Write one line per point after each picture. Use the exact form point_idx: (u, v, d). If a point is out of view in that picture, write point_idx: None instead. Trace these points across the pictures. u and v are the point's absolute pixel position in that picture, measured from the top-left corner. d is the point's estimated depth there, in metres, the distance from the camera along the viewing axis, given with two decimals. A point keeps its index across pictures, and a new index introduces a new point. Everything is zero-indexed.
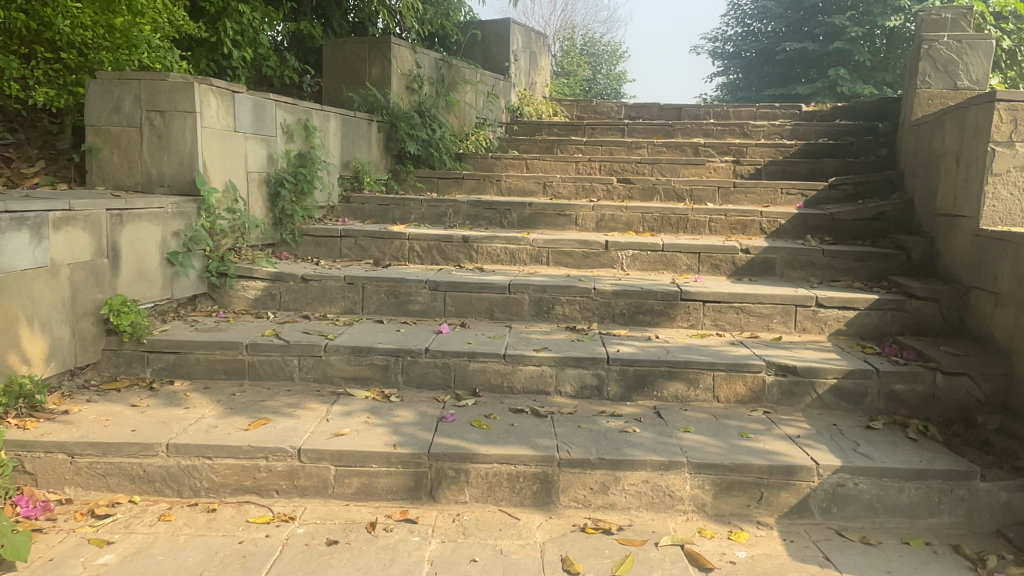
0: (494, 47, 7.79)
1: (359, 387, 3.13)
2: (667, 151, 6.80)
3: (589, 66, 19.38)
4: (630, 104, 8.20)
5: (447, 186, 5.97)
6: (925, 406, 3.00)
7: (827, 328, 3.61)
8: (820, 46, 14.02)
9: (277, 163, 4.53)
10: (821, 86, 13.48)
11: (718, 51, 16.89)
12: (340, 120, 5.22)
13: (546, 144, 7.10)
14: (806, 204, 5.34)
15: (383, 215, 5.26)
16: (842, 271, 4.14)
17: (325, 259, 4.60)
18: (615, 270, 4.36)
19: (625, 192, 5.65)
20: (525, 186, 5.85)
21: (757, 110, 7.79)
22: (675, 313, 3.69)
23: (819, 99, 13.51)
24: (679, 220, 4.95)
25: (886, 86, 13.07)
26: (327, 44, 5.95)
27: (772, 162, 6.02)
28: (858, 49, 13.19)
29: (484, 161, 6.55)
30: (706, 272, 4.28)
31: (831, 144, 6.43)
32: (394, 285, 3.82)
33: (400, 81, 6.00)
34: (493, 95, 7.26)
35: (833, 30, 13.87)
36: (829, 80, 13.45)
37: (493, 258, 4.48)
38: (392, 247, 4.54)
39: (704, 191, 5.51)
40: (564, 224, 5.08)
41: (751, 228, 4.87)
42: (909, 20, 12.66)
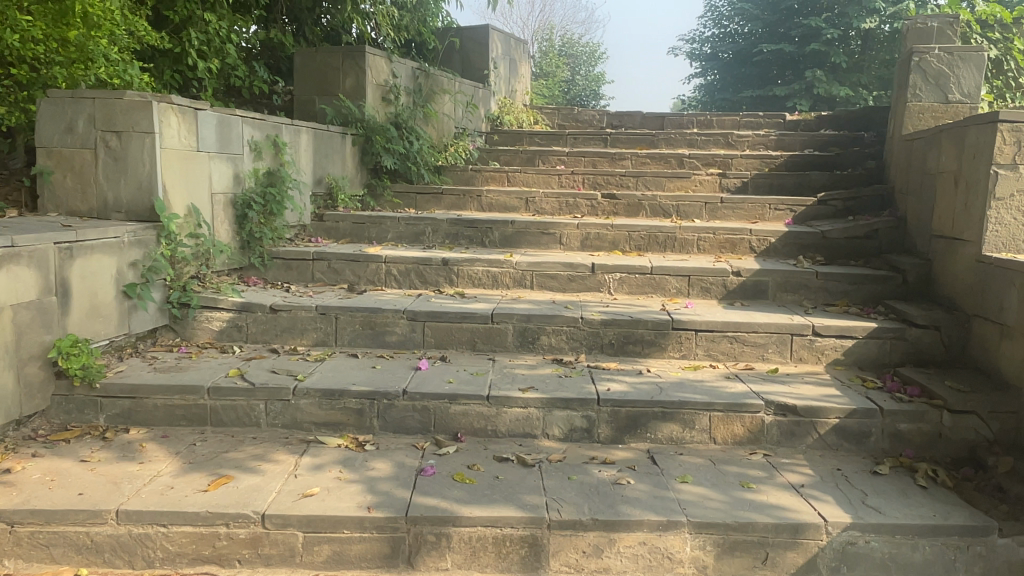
0: (474, 54, 7.59)
1: (332, 433, 2.91)
2: (652, 162, 6.65)
3: (567, 68, 19.26)
4: (612, 112, 8.04)
5: (426, 202, 5.76)
6: (931, 446, 2.85)
7: (824, 358, 3.46)
8: (797, 49, 14.00)
9: (244, 183, 4.29)
10: (799, 88, 13.47)
11: (696, 53, 16.83)
12: (312, 134, 4.99)
13: (527, 154, 6.91)
14: (795, 220, 5.21)
15: (358, 233, 5.04)
16: (836, 294, 3.99)
17: (296, 284, 4.37)
18: (602, 294, 4.18)
19: (609, 208, 5.48)
20: (507, 201, 5.66)
21: (740, 118, 7.67)
22: (667, 343, 3.51)
23: (796, 100, 13.52)
24: (667, 239, 4.78)
25: (863, 88, 13.08)
26: (299, 53, 5.70)
27: (759, 175, 5.89)
28: (834, 51, 13.18)
29: (463, 174, 6.35)
30: (696, 296, 4.11)
31: (818, 156, 6.31)
32: (370, 315, 3.61)
33: (376, 91, 5.77)
34: (472, 104, 7.05)
35: (810, 32, 13.85)
36: (806, 83, 13.44)
37: (475, 281, 4.28)
38: (368, 270, 4.32)
39: (691, 206, 5.36)
40: (548, 243, 4.90)
41: (740, 246, 4.71)
42: (884, 22, 12.92)
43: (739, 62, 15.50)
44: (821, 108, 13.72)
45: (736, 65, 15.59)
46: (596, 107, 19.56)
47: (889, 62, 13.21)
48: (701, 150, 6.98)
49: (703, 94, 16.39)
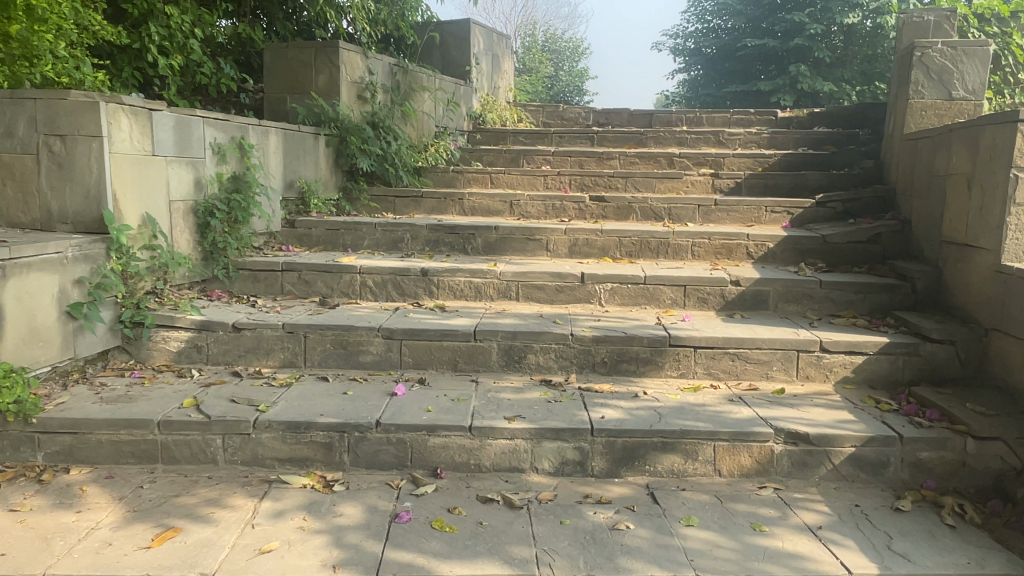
0: (455, 50, 7.29)
1: (297, 470, 2.63)
2: (641, 162, 6.41)
3: (550, 63, 19.01)
4: (598, 109, 7.78)
5: (405, 206, 5.47)
6: (953, 476, 2.63)
7: (832, 375, 3.22)
8: (781, 43, 13.83)
9: (207, 189, 3.99)
10: (781, 83, 13.31)
11: (679, 48, 16.61)
12: (281, 135, 4.68)
13: (511, 155, 6.63)
14: (792, 223, 4.97)
15: (332, 240, 4.75)
16: (840, 304, 3.76)
17: (264, 297, 4.08)
18: (593, 306, 3.92)
19: (598, 211, 5.22)
20: (490, 205, 5.39)
21: (731, 116, 7.44)
22: (664, 361, 3.26)
23: (779, 95, 13.35)
24: (660, 244, 4.53)
25: (845, 83, 12.95)
26: (269, 49, 5.39)
27: (753, 175, 5.65)
28: (818, 45, 13.04)
29: (444, 176, 6.07)
30: (693, 307, 3.86)
31: (812, 155, 6.09)
32: (342, 334, 3.33)
33: (352, 89, 5.47)
34: (454, 102, 6.76)
35: (793, 27, 13.70)
36: (790, 77, 13.29)
37: (456, 292, 4.00)
38: (341, 282, 4.04)
39: (684, 210, 5.11)
40: (534, 250, 4.63)
41: (737, 252, 4.47)
42: (867, 17, 12.78)
43: (723, 57, 15.30)
44: (805, 104, 13.58)
45: (720, 60, 15.40)
46: (580, 104, 19.31)
47: (871, 57, 13.07)
48: (691, 149, 6.75)
49: (687, 90, 16.20)
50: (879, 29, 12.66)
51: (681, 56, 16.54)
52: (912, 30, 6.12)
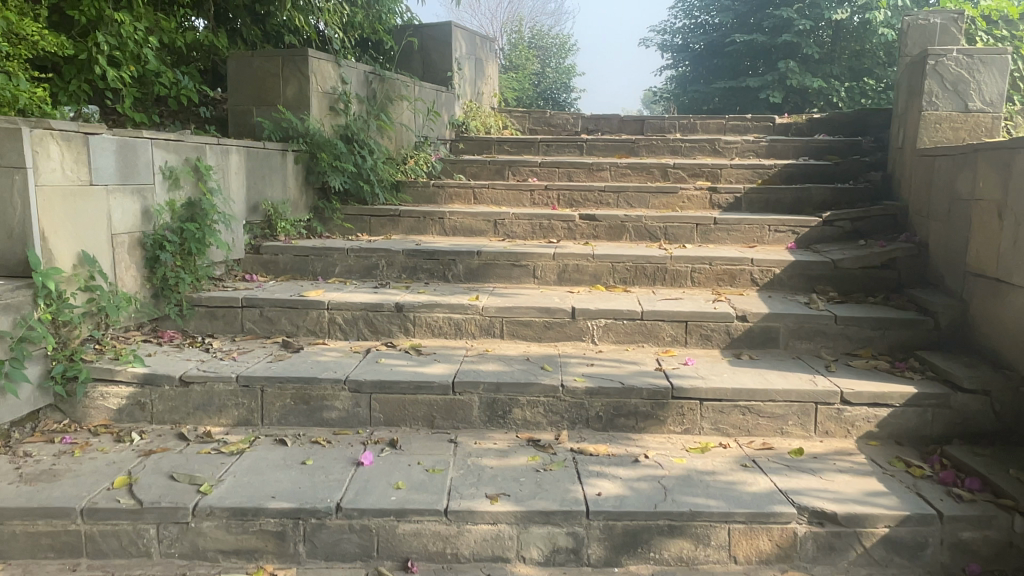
0: (435, 54, 6.90)
1: (246, 565, 2.26)
2: (633, 174, 6.06)
3: (536, 60, 18.66)
4: (587, 115, 7.43)
5: (381, 226, 5.09)
6: (1000, 558, 2.30)
7: (853, 431, 2.89)
8: (769, 39, 13.55)
9: (157, 219, 3.60)
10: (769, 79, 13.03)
11: (667, 44, 16.27)
12: (243, 154, 4.29)
13: (496, 166, 6.27)
14: (798, 243, 4.64)
15: (300, 267, 4.37)
16: (856, 341, 3.43)
17: (223, 336, 3.70)
18: (585, 344, 3.56)
19: (589, 231, 4.86)
20: (473, 223, 5.00)
21: (726, 122, 7.10)
22: (666, 416, 2.91)
23: (768, 91, 13.12)
24: (656, 270, 4.18)
25: (834, 78, 12.74)
26: (232, 57, 4.99)
27: (754, 189, 5.31)
28: (806, 42, 12.81)
29: (424, 191, 5.69)
30: (695, 345, 3.51)
31: (814, 166, 5.77)
32: (304, 388, 2.95)
33: (323, 100, 5.08)
34: (434, 112, 6.39)
35: (780, 23, 13.45)
36: (778, 74, 13.03)
37: (434, 330, 3.63)
38: (307, 319, 3.66)
39: (682, 229, 4.77)
40: (520, 277, 4.27)
41: (740, 279, 4.12)
42: (855, 13, 12.58)
43: (711, 54, 14.98)
44: (793, 100, 13.32)
45: (709, 57, 15.09)
46: (568, 101, 18.99)
47: (858, 52, 12.82)
48: (685, 158, 6.41)
49: (674, 86, 15.89)
50: (867, 24, 12.30)
51: (668, 52, 16.21)
52: (917, 34, 5.79)
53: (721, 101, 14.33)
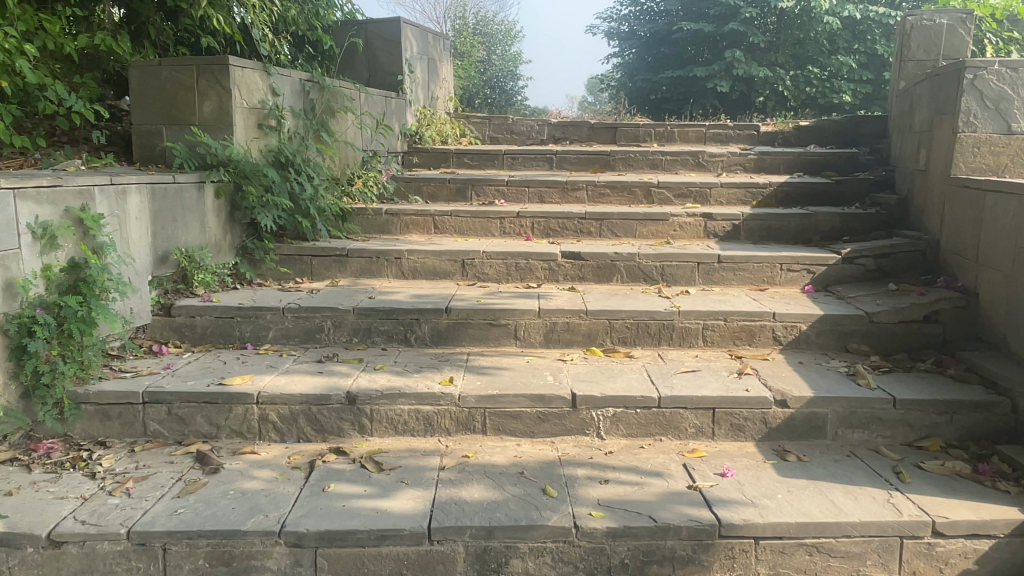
0: (384, 55, 6.08)
1: None
2: (613, 195, 5.40)
3: (483, 48, 17.95)
4: (553, 121, 6.74)
5: (325, 267, 4.26)
6: None
7: (946, 569, 2.27)
8: (715, 27, 13.44)
9: (24, 294, 2.73)
10: (718, 68, 13.01)
11: (613, 32, 15.68)
12: (145, 194, 3.42)
13: (456, 185, 5.51)
14: (814, 284, 4.02)
15: (225, 332, 3.54)
16: (918, 429, 2.82)
17: (119, 441, 2.88)
18: (589, 440, 2.85)
19: (573, 272, 4.16)
20: (436, 263, 4.22)
21: (706, 130, 6.47)
22: (712, 560, 2.23)
23: (715, 82, 13.02)
24: (662, 328, 3.48)
25: (777, 67, 13.06)
26: (134, 66, 4.10)
27: (754, 214, 4.67)
28: (752, 31, 13.01)
29: (375, 219, 4.90)
30: (724, 437, 2.84)
31: (814, 185, 5.17)
32: (223, 545, 2.18)
33: (249, 116, 4.25)
34: (384, 125, 5.59)
35: (726, 12, 13.42)
36: (725, 63, 13.03)
37: (397, 426, 2.86)
38: (231, 417, 2.86)
39: (680, 269, 4.10)
40: (498, 338, 3.53)
41: (761, 337, 3.46)
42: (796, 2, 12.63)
43: (657, 42, 14.75)
44: (740, 87, 13.54)
45: (655, 46, 14.68)
46: (515, 89, 18.41)
47: (801, 40, 13.21)
48: (668, 174, 5.77)
49: (623, 74, 15.42)
50: (810, 13, 12.66)
51: (615, 40, 15.68)
52: (920, 37, 5.33)
53: (670, 90, 14.04)
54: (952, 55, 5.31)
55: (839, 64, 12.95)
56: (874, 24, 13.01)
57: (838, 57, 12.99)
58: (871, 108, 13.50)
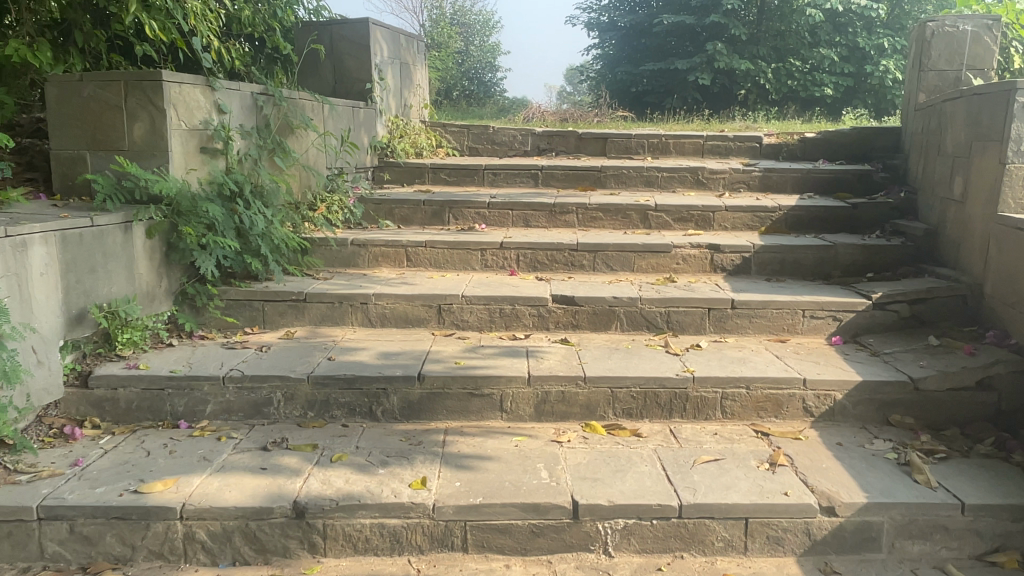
0: (350, 60, 5.49)
1: None
2: (605, 218, 4.88)
3: (460, 39, 17.36)
4: (537, 131, 6.21)
5: (279, 315, 3.68)
6: None
7: None
8: (696, 19, 13.00)
9: None
10: (699, 60, 12.59)
11: (593, 24, 15.19)
12: (53, 242, 2.83)
13: (431, 208, 4.96)
14: (840, 333, 3.53)
15: (155, 407, 2.97)
16: (989, 540, 2.34)
17: (8, 567, 2.31)
18: (594, 557, 2.33)
19: (566, 319, 3.64)
20: (408, 309, 3.66)
21: (704, 142, 5.96)
22: None
23: (696, 74, 12.57)
24: (673, 398, 2.97)
25: (760, 59, 12.83)
26: (51, 81, 3.51)
27: (766, 246, 4.17)
28: (734, 23, 12.60)
29: (340, 252, 4.33)
30: (759, 552, 2.33)
31: (828, 209, 4.69)
32: None
33: (189, 140, 3.66)
34: (350, 142, 5.01)
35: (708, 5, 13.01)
36: (706, 56, 12.65)
37: (357, 544, 2.32)
38: (148, 535, 2.30)
39: (688, 316, 3.58)
40: (480, 411, 2.99)
41: (789, 408, 2.96)
42: None
43: (636, 34, 14.24)
44: (720, 83, 13.05)
45: (635, 37, 14.17)
46: (492, 81, 17.86)
47: (781, 32, 12.99)
48: (665, 193, 5.26)
49: (602, 67, 14.91)
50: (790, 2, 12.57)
51: (594, 31, 15.14)
52: (942, 44, 4.87)
53: (651, 83, 13.56)
54: (975, 64, 4.84)
55: (820, 56, 12.66)
56: (855, 17, 12.83)
57: (819, 50, 12.70)
58: (853, 102, 13.17)
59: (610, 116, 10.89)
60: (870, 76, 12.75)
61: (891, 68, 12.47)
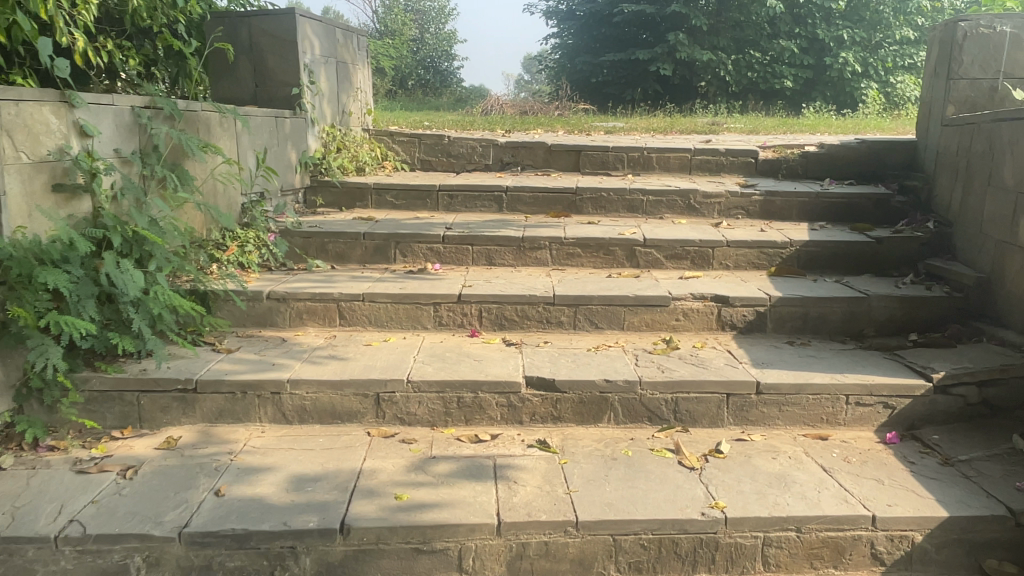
0: (274, 59, 4.53)
1: None
2: (584, 255, 4.05)
3: (412, 26, 16.34)
4: (500, 142, 5.34)
5: (161, 411, 2.76)
6: None
7: None
8: (657, 7, 12.20)
9: None
10: (661, 51, 11.84)
11: (551, 11, 14.29)
12: None
13: (373, 242, 4.06)
14: (892, 425, 2.78)
15: None
16: None
17: None
18: None
19: (544, 410, 2.80)
20: (337, 400, 2.77)
21: (694, 156, 5.16)
22: None
23: (657, 65, 11.84)
24: (697, 546, 2.16)
25: (722, 49, 12.17)
26: None
27: (786, 298, 3.37)
28: (694, 13, 11.78)
29: (253, 309, 3.41)
30: None
31: (850, 245, 3.93)
32: None
33: (34, 178, 2.70)
34: (267, 166, 4.07)
35: None
36: (668, 45, 11.90)
37: None
38: None
39: (701, 406, 2.78)
40: (430, 571, 2.14)
41: (851, 555, 2.19)
42: None
43: (596, 22, 13.22)
44: (682, 74, 12.31)
45: (594, 26, 13.30)
46: (448, 70, 16.86)
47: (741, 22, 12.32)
48: (655, 222, 4.45)
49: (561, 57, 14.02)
50: None
51: (553, 19, 14.25)
52: (976, 47, 4.14)
53: (612, 74, 12.76)
54: (1014, 72, 4.14)
55: (781, 48, 12.13)
56: (815, 8, 12.32)
57: (779, 41, 12.15)
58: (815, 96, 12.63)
59: (570, 108, 10.07)
60: (830, 68, 12.22)
61: (851, 60, 11.97)
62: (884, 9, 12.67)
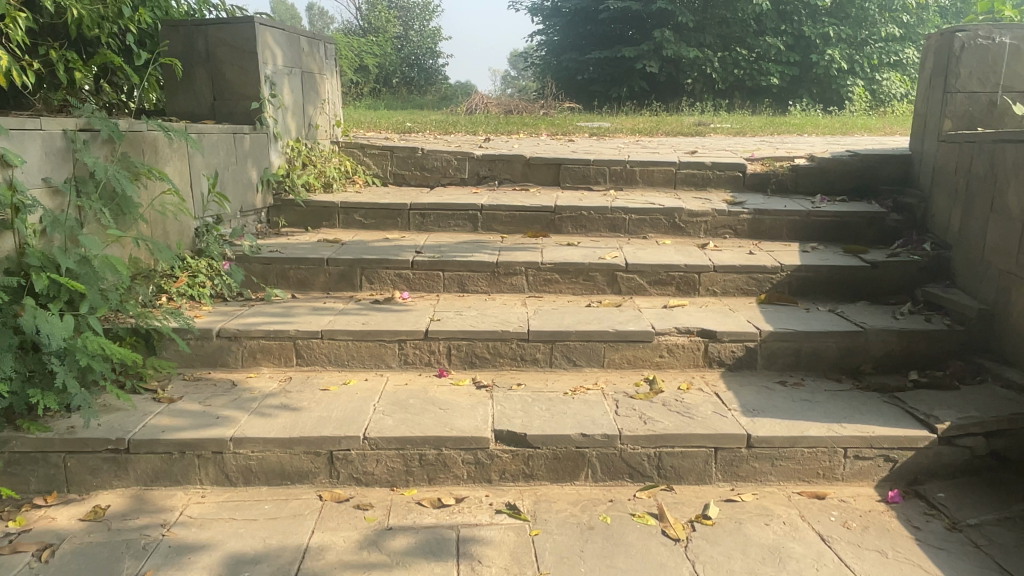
0: (232, 70, 4.24)
1: None
2: (562, 281, 3.80)
3: (395, 23, 16.02)
4: (476, 155, 5.07)
5: (90, 473, 2.49)
6: None
7: None
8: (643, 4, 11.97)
9: None
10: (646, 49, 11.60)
11: (536, 8, 14.03)
12: None
13: (337, 269, 3.79)
14: (893, 480, 2.55)
15: None
16: None
17: None
18: None
19: (515, 466, 2.55)
20: (286, 459, 2.51)
21: (680, 170, 4.92)
22: None
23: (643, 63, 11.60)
24: None
25: (709, 47, 11.95)
26: None
27: (778, 333, 3.14)
28: (681, 10, 11.55)
29: (201, 348, 3.14)
30: None
31: (844, 271, 3.70)
32: None
33: None
34: (219, 191, 3.79)
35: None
36: (654, 42, 11.66)
37: None
38: None
39: (687, 461, 2.54)
40: None
41: None
42: None
43: (582, 19, 12.96)
44: (668, 73, 12.07)
45: (580, 23, 13.03)
46: (432, 69, 16.53)
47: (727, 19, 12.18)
48: (638, 243, 4.21)
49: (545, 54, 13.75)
50: None
51: (538, 17, 13.99)
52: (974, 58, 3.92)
53: (597, 72, 12.52)
54: (1012, 85, 3.94)
55: (767, 45, 11.93)
56: (801, 5, 12.16)
57: (766, 38, 11.95)
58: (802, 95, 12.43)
59: (555, 108, 9.80)
60: (816, 66, 12.02)
61: (838, 58, 11.78)
62: (870, 7, 12.50)
